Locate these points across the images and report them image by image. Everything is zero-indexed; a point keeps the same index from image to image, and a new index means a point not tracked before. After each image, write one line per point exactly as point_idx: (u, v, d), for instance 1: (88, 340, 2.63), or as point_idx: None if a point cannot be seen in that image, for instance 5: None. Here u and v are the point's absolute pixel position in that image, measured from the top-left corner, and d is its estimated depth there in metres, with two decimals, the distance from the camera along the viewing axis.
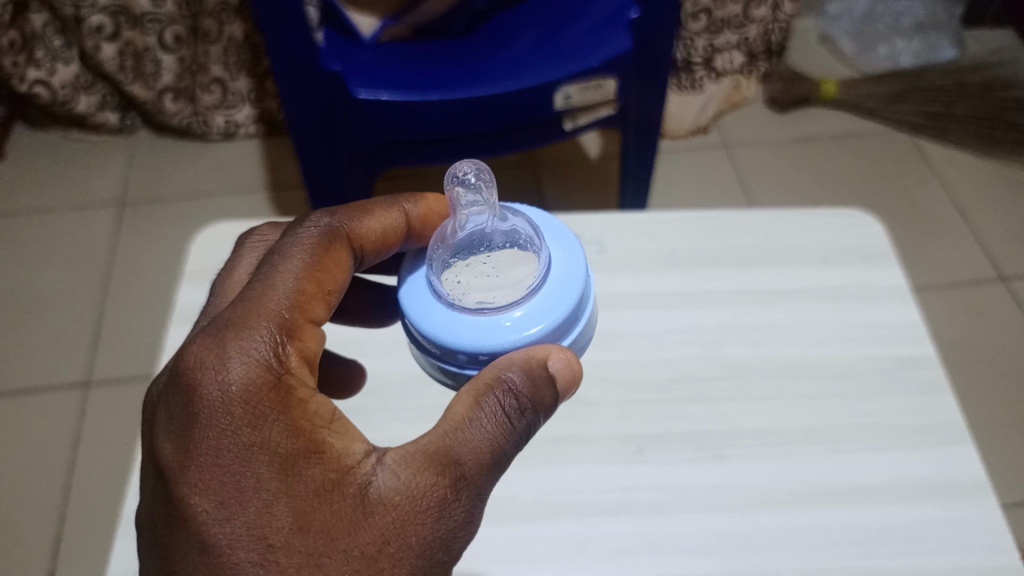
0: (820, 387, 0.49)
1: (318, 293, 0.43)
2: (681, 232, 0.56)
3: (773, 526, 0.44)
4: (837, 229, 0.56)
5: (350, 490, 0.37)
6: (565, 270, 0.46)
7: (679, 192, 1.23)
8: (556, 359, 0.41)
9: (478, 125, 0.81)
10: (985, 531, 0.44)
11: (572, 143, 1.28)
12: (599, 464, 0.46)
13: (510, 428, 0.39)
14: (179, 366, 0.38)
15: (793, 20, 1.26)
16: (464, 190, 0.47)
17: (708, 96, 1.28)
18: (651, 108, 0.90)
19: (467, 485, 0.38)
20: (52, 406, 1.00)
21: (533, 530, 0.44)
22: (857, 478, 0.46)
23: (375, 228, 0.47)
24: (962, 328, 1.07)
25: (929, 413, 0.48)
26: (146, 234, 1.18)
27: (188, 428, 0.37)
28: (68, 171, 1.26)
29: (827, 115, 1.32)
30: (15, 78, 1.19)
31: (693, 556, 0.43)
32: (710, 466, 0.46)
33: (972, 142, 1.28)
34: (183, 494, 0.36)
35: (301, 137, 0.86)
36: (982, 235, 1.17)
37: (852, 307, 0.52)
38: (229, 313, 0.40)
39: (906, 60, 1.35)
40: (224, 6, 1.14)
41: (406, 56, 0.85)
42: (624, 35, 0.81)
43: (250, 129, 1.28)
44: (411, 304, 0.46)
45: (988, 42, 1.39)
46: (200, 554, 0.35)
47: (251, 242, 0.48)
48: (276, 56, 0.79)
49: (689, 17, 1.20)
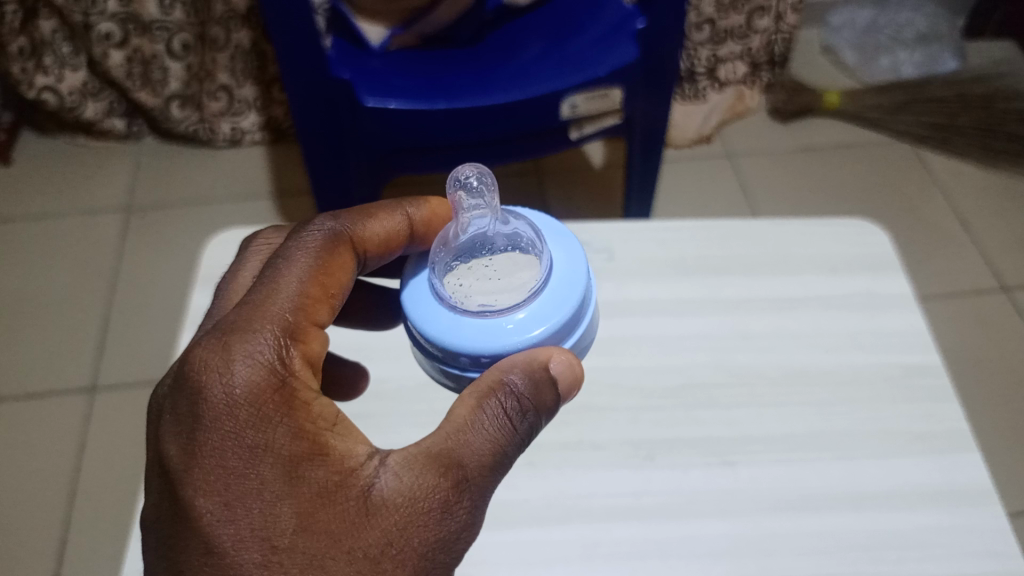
0: (827, 395, 0.49)
1: (322, 297, 0.43)
2: (688, 240, 0.57)
3: (782, 531, 0.44)
4: (845, 238, 0.57)
5: (352, 492, 0.38)
6: (567, 272, 0.47)
7: (684, 200, 1.23)
8: (558, 361, 0.41)
9: (482, 132, 0.82)
10: (993, 538, 0.44)
11: (576, 152, 1.29)
12: (608, 469, 0.47)
13: (513, 430, 0.40)
14: (184, 368, 0.39)
15: (796, 31, 1.28)
16: (466, 194, 0.47)
17: (711, 106, 1.29)
18: (656, 118, 0.91)
19: (469, 487, 0.38)
20: (56, 410, 1.01)
21: (541, 533, 0.45)
22: (863, 485, 0.46)
23: (379, 232, 0.48)
24: (965, 337, 1.08)
25: (935, 421, 0.49)
26: (152, 239, 1.19)
27: (193, 430, 0.37)
28: (74, 178, 1.26)
29: (830, 126, 1.33)
30: (23, 84, 1.20)
31: (702, 561, 0.43)
32: (718, 471, 0.46)
33: (973, 152, 1.29)
34: (188, 495, 0.36)
35: (307, 143, 0.87)
36: (983, 245, 1.17)
37: (859, 314, 0.53)
38: (234, 316, 0.40)
39: (909, 70, 1.36)
40: (231, 14, 1.15)
41: (414, 65, 0.86)
42: (630, 45, 0.82)
43: (255, 136, 1.29)
44: (415, 307, 0.46)
45: (989, 54, 1.39)
46: (204, 554, 0.35)
47: (256, 246, 0.49)
48: (284, 63, 0.80)
49: (694, 28, 1.21)
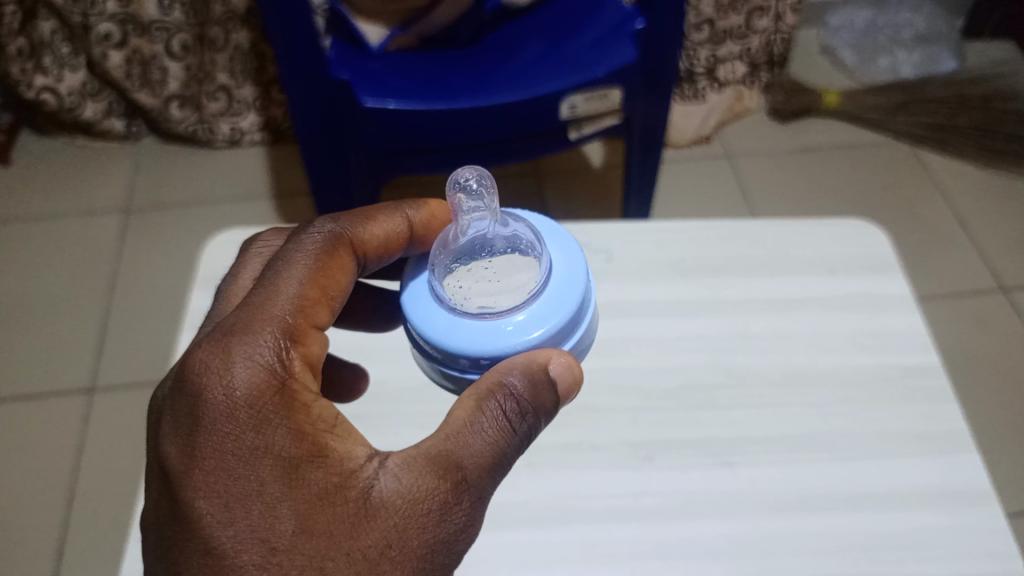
0: (826, 396, 0.49)
1: (321, 298, 0.43)
2: (687, 241, 0.57)
3: (781, 531, 0.44)
4: (844, 238, 0.57)
5: (352, 493, 0.38)
6: (566, 273, 0.47)
7: (684, 200, 1.23)
8: (557, 363, 0.41)
9: (482, 133, 0.82)
10: (991, 538, 0.44)
11: (575, 153, 1.29)
12: (608, 470, 0.47)
13: (512, 432, 0.40)
14: (184, 370, 0.39)
15: (795, 31, 1.28)
16: (466, 196, 0.47)
17: (710, 106, 1.29)
18: (655, 118, 0.91)
19: (469, 489, 0.38)
20: (56, 411, 1.01)
21: (540, 535, 0.45)
22: (861, 486, 0.46)
23: (378, 235, 0.48)
24: (963, 337, 1.08)
25: (934, 421, 0.49)
26: (151, 239, 1.19)
27: (193, 431, 0.37)
28: (74, 178, 1.26)
29: (829, 126, 1.33)
30: (22, 85, 1.20)
31: (702, 561, 0.43)
32: (718, 472, 0.46)
33: (972, 153, 1.29)
34: (188, 496, 0.36)
35: (307, 144, 0.87)
36: (981, 245, 1.18)
37: (859, 315, 0.53)
38: (234, 318, 0.40)
39: (907, 71, 1.36)
40: (230, 14, 1.15)
41: (414, 66, 0.86)
42: (630, 46, 0.82)
43: (254, 137, 1.29)
44: (414, 309, 0.46)
45: (988, 54, 1.40)
46: (204, 555, 0.35)
47: (256, 248, 0.49)
48: (283, 63, 0.80)
49: (693, 28, 1.21)
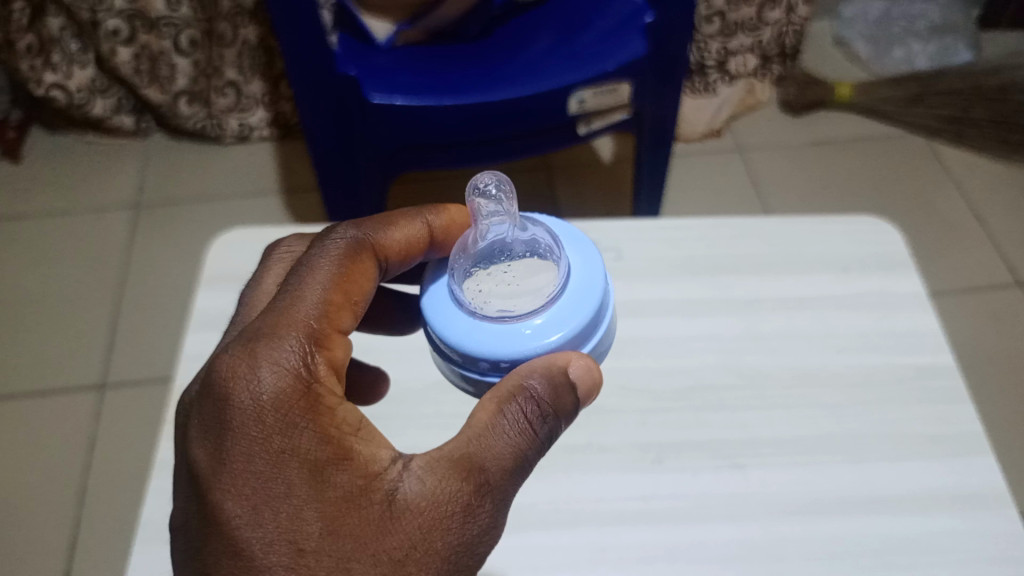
0: (839, 397, 0.49)
1: (345, 303, 0.43)
2: (696, 239, 0.56)
3: (792, 535, 0.44)
4: (856, 237, 0.56)
5: (377, 496, 0.37)
6: (584, 277, 0.46)
7: (693, 196, 1.22)
8: (576, 365, 0.41)
9: (492, 129, 0.82)
10: (1010, 543, 0.43)
11: (585, 147, 1.28)
12: (616, 472, 0.46)
13: (533, 434, 0.39)
14: (210, 374, 0.38)
15: (808, 23, 1.27)
16: (485, 201, 0.47)
17: (722, 98, 1.28)
18: (665, 113, 0.90)
19: (491, 491, 0.38)
20: (68, 407, 1.01)
21: (549, 538, 0.44)
22: (876, 489, 0.45)
23: (399, 240, 0.47)
24: (976, 334, 1.07)
25: (950, 424, 0.48)
26: (161, 235, 1.19)
27: (221, 435, 0.37)
28: (83, 175, 1.27)
29: (843, 120, 1.32)
30: (32, 82, 1.20)
31: (713, 565, 0.43)
32: (728, 475, 0.46)
33: (988, 146, 1.27)
34: (216, 499, 0.36)
35: (317, 140, 0.87)
36: (998, 240, 1.16)
37: (872, 315, 0.52)
38: (259, 323, 0.40)
39: (922, 62, 1.34)
40: (238, 9, 1.15)
41: (421, 61, 0.85)
42: (638, 40, 0.81)
43: (263, 132, 1.29)
44: (434, 312, 0.46)
45: (1006, 45, 1.37)
46: (232, 557, 0.35)
47: (278, 253, 0.48)
48: (292, 59, 0.79)
49: (703, 20, 1.20)
